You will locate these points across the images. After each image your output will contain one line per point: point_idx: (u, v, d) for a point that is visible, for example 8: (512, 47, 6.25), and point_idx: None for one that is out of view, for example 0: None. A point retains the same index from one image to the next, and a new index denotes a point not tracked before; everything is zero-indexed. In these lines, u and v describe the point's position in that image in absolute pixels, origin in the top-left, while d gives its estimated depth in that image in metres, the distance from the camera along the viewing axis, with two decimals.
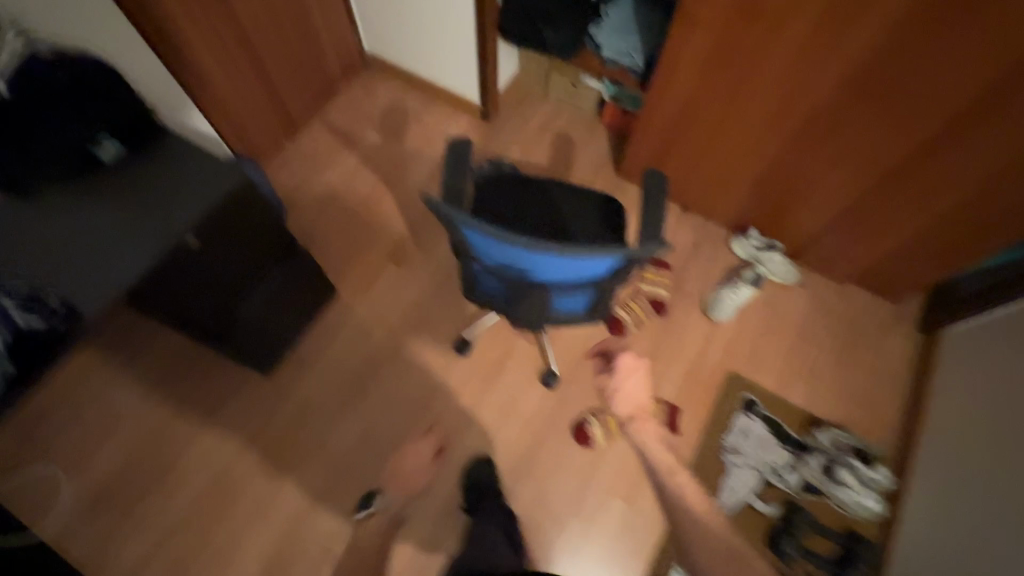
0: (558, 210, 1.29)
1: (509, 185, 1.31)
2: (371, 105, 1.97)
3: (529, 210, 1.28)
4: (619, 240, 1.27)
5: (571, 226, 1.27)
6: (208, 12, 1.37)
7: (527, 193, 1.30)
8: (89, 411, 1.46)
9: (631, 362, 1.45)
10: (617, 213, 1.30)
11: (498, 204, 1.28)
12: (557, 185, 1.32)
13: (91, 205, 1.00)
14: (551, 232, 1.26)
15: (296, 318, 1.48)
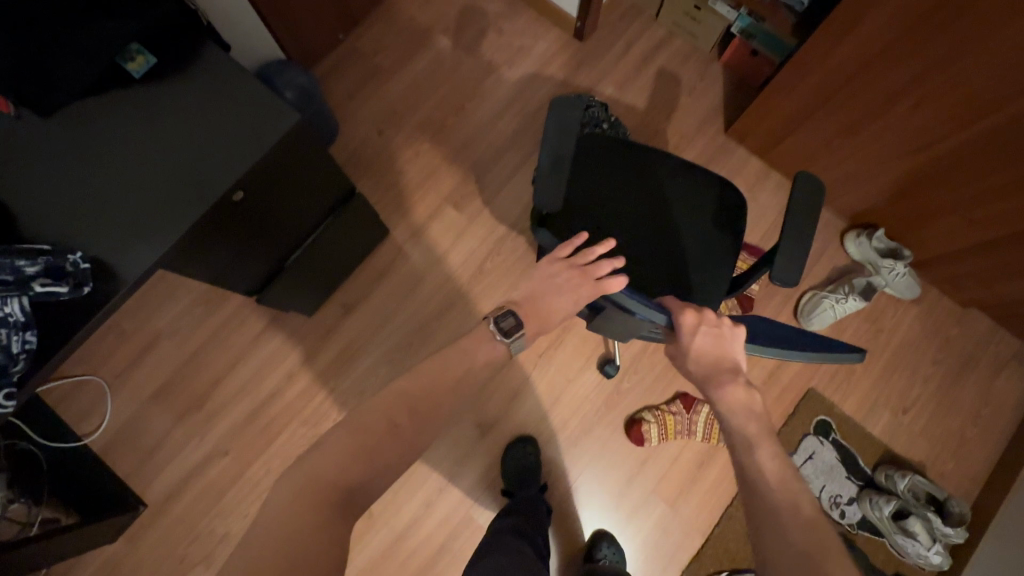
0: (667, 200, 1.05)
1: (615, 154, 1.05)
2: (444, 2, 1.63)
3: (633, 194, 1.04)
4: (735, 243, 1.03)
5: (680, 224, 1.04)
6: None
7: (630, 170, 1.05)
8: (131, 327, 1.41)
9: (691, 321, 0.78)
10: (736, 207, 1.05)
11: (597, 181, 1.04)
12: (670, 163, 1.06)
13: (119, 140, 0.83)
14: (654, 232, 1.04)
15: (344, 259, 1.35)
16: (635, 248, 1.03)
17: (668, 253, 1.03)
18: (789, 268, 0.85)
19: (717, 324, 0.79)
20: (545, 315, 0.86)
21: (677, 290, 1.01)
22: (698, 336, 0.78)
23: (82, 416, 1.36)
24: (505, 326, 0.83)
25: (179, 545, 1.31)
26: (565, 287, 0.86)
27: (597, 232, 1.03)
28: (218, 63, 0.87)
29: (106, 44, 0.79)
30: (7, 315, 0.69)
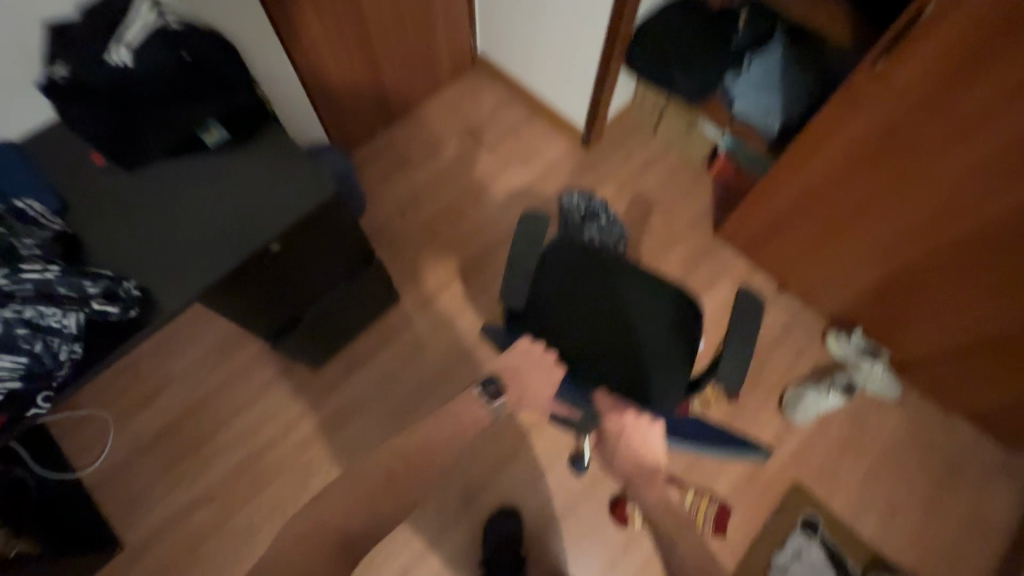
0: (627, 303, 1.15)
1: (580, 259, 1.17)
2: (472, 109, 1.91)
3: (594, 292, 1.15)
4: (691, 349, 1.11)
5: (639, 327, 1.13)
6: (334, 5, 1.35)
7: (592, 278, 1.16)
8: (147, 366, 1.49)
9: (615, 421, 0.91)
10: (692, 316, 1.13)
11: (564, 282, 1.15)
12: (631, 269, 1.17)
13: (188, 193, 0.99)
14: (612, 335, 1.13)
15: (356, 317, 1.46)
16: (596, 347, 1.13)
17: (627, 354, 1.12)
18: (736, 371, 0.96)
19: (639, 422, 0.88)
20: (525, 388, 0.91)
21: (633, 391, 1.09)
22: (619, 433, 0.90)
23: (83, 448, 1.41)
24: (490, 395, 0.87)
25: None
26: (539, 364, 0.92)
27: (561, 329, 1.13)
28: (279, 138, 1.05)
29: (185, 119, 0.97)
30: (63, 326, 0.78)
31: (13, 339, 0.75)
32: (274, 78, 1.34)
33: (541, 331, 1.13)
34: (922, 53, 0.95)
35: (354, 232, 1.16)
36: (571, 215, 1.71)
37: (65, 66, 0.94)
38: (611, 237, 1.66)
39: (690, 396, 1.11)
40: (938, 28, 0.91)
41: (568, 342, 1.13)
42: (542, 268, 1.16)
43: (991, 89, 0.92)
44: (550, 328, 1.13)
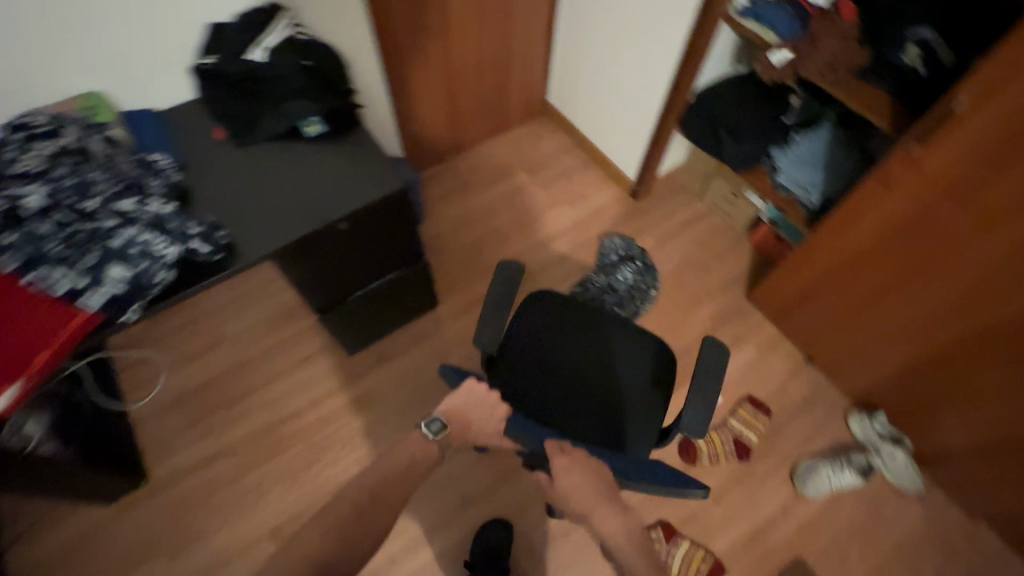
0: (602, 354, 1.19)
1: (556, 310, 1.22)
2: (534, 150, 2.08)
3: (571, 340, 1.20)
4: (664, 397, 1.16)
5: (613, 378, 1.17)
6: (431, 44, 1.57)
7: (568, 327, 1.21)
8: (204, 326, 1.66)
9: (563, 460, 0.92)
10: (668, 366, 1.19)
11: (539, 333, 1.20)
12: (606, 321, 1.23)
13: (281, 169, 1.16)
14: (586, 383, 1.17)
15: (396, 313, 1.59)
16: (570, 398, 1.16)
17: (600, 404, 1.15)
18: (698, 421, 0.98)
19: (583, 459, 0.94)
20: (469, 423, 1.02)
21: (606, 441, 1.12)
22: (565, 474, 0.91)
23: (136, 386, 1.57)
24: (435, 430, 0.99)
25: (160, 528, 1.39)
26: (482, 403, 1.02)
27: (536, 378, 1.17)
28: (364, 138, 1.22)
29: (294, 110, 1.17)
30: (164, 254, 0.92)
31: (129, 255, 0.90)
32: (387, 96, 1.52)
33: (516, 382, 1.17)
34: (952, 144, 1.03)
35: (403, 234, 1.30)
36: (605, 257, 1.82)
37: (213, 56, 1.21)
38: (643, 281, 1.76)
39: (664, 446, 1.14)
40: (965, 124, 0.99)
41: (542, 392, 1.16)
42: (518, 318, 1.22)
43: (1014, 184, 0.97)
44: (525, 378, 1.17)
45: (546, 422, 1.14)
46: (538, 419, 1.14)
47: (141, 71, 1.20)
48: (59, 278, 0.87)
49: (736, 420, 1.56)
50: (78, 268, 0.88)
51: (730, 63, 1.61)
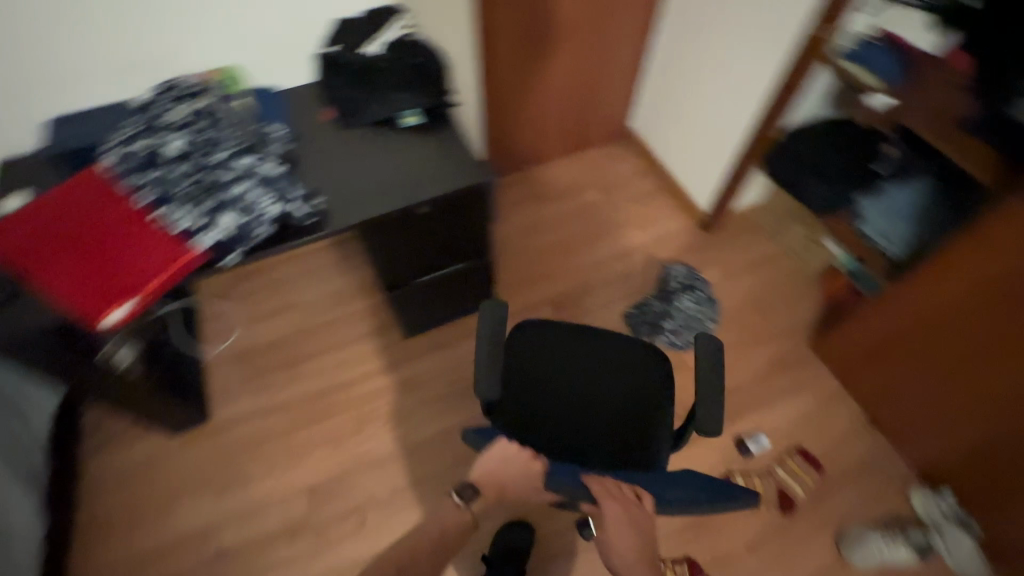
0: (598, 377, 1.19)
1: (543, 336, 1.23)
2: (610, 171, 2.12)
3: (565, 362, 1.21)
4: (670, 405, 1.17)
5: (613, 398, 1.17)
6: (529, 57, 1.65)
7: (560, 347, 1.22)
8: (281, 290, 1.79)
9: (614, 509, 0.84)
10: (665, 374, 1.19)
11: (532, 366, 1.20)
12: (595, 338, 1.23)
13: (377, 152, 1.26)
14: (589, 404, 1.17)
15: (457, 304, 1.65)
16: (578, 428, 1.16)
17: (607, 425, 1.15)
18: (713, 418, 0.97)
19: (631, 502, 0.87)
20: (502, 485, 0.96)
21: (624, 461, 1.13)
22: (619, 527, 0.83)
23: (213, 335, 1.71)
24: (468, 498, 0.97)
25: (214, 465, 1.50)
26: (513, 463, 0.97)
27: (538, 414, 1.17)
28: (455, 134, 1.31)
29: (399, 99, 1.28)
30: (267, 211, 1.02)
31: (240, 205, 1.01)
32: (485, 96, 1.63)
33: (520, 423, 1.16)
34: None
35: (475, 228, 1.36)
36: (668, 283, 1.79)
37: (338, 46, 1.35)
38: (702, 311, 1.73)
39: (682, 446, 1.14)
40: None
41: (549, 427, 1.16)
42: (511, 351, 1.22)
43: None
44: (526, 418, 1.16)
45: (560, 458, 1.14)
46: (553, 456, 1.14)
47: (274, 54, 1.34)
48: (181, 216, 0.98)
49: (783, 469, 1.49)
50: (198, 210, 0.98)
51: (825, 105, 1.59)
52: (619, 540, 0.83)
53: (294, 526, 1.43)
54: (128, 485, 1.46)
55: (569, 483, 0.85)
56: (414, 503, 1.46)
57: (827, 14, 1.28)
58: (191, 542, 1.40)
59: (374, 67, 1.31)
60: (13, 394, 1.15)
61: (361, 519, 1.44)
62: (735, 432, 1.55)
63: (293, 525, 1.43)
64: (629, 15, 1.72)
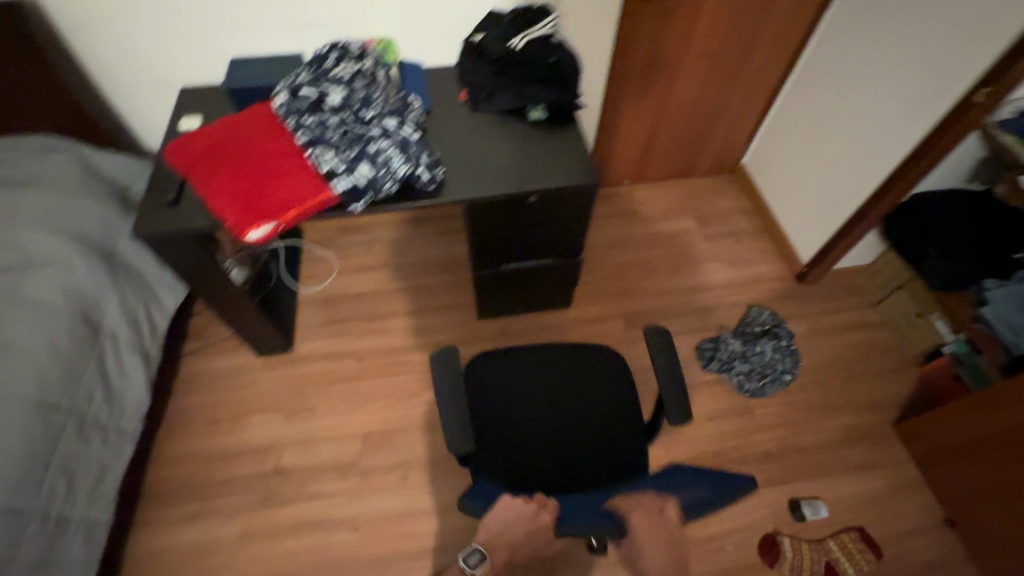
0: (559, 395, 1.21)
1: (497, 366, 1.24)
2: (710, 203, 2.08)
3: (529, 389, 1.22)
4: (632, 408, 1.19)
5: (578, 412, 1.19)
6: (656, 76, 1.68)
7: (522, 370, 1.23)
8: (374, 250, 1.91)
9: (642, 519, 0.87)
10: (624, 377, 1.23)
11: (492, 402, 1.19)
12: (545, 353, 1.25)
13: (498, 139, 1.34)
14: (558, 426, 1.18)
15: (534, 298, 1.70)
16: (555, 452, 1.15)
17: (584, 439, 1.16)
18: (678, 406, 1.00)
19: (656, 513, 0.87)
20: (507, 539, 0.95)
21: (613, 468, 1.14)
22: (648, 539, 0.87)
23: (307, 276, 1.85)
24: (477, 562, 0.94)
25: (287, 391, 1.63)
26: (521, 518, 0.92)
27: (511, 451, 1.15)
28: (575, 133, 1.36)
29: (530, 94, 1.33)
30: (397, 170, 1.10)
31: (377, 161, 1.09)
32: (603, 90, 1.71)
33: (498, 466, 1.13)
34: None
35: (573, 226, 1.40)
36: (748, 325, 1.72)
37: (481, 34, 1.39)
38: (782, 361, 1.65)
39: (654, 436, 1.18)
40: None
41: (528, 462, 1.14)
42: (471, 385, 1.22)
43: None
44: (503, 459, 1.13)
45: (550, 490, 1.12)
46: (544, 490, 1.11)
47: (426, 36, 1.44)
48: (326, 160, 1.08)
49: (837, 544, 1.41)
50: (341, 156, 1.08)
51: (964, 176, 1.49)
52: (647, 549, 0.87)
53: (344, 465, 1.51)
54: (212, 390, 1.60)
55: (593, 517, 0.87)
56: (457, 474, 1.52)
57: (987, 79, 1.21)
58: (253, 454, 1.51)
59: (511, 60, 1.36)
60: (148, 285, 1.39)
61: (404, 475, 1.51)
62: (791, 493, 1.48)
63: (344, 464, 1.51)
64: (769, 51, 1.70)
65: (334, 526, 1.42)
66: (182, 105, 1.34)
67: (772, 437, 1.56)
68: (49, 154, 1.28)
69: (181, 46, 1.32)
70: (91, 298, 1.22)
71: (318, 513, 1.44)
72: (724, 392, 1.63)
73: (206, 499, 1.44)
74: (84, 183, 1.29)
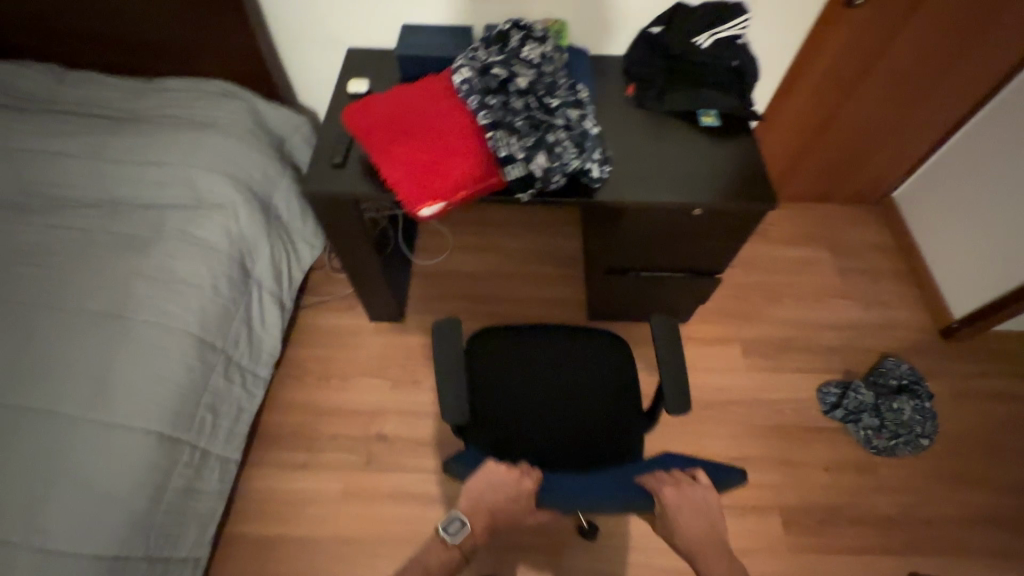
0: (561, 375, 1.18)
1: (503, 335, 1.21)
2: (850, 234, 1.90)
3: (530, 366, 1.18)
4: (632, 395, 1.16)
5: (579, 394, 1.16)
6: (828, 91, 1.55)
7: (525, 347, 1.19)
8: (489, 231, 1.89)
9: (672, 492, 0.80)
10: (628, 364, 1.19)
11: (493, 375, 1.16)
12: (552, 334, 1.21)
13: (666, 142, 1.26)
14: (556, 405, 1.15)
15: (653, 310, 1.62)
16: (553, 430, 1.12)
17: (578, 422, 1.14)
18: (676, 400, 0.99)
19: (685, 482, 0.83)
20: (492, 511, 0.87)
21: (601, 455, 1.11)
22: (688, 510, 0.80)
23: (423, 248, 1.85)
24: (455, 530, 0.85)
25: (392, 358, 1.65)
26: (504, 486, 0.87)
27: (506, 421, 1.12)
28: (749, 146, 1.25)
29: (709, 99, 1.24)
30: (569, 164, 1.06)
31: (554, 151, 1.05)
32: (769, 96, 1.59)
33: (489, 434, 1.11)
34: None
35: (724, 247, 1.30)
36: (884, 377, 1.58)
37: (661, 27, 1.30)
38: (918, 423, 1.51)
39: (654, 425, 1.15)
40: None
41: (519, 433, 1.12)
42: (473, 356, 1.18)
43: None
44: (497, 433, 1.11)
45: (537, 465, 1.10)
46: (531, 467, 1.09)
47: (600, 22, 1.36)
48: (503, 143, 1.03)
49: None
50: (519, 142, 1.03)
51: None
52: (685, 523, 0.80)
53: (444, 443, 1.52)
54: (325, 347, 1.65)
55: (599, 495, 0.79)
56: None
57: None
58: (361, 416, 1.55)
59: (691, 59, 1.26)
60: (293, 237, 1.43)
61: None
62: (912, 567, 1.37)
63: (443, 442, 1.52)
64: (970, 86, 1.50)
65: (431, 503, 1.44)
66: (349, 66, 1.34)
67: (895, 501, 1.44)
68: (228, 99, 1.33)
69: (358, 6, 1.31)
70: (249, 245, 1.27)
71: (416, 484, 1.46)
72: (846, 443, 1.51)
73: (312, 451, 1.49)
74: (255, 131, 1.34)
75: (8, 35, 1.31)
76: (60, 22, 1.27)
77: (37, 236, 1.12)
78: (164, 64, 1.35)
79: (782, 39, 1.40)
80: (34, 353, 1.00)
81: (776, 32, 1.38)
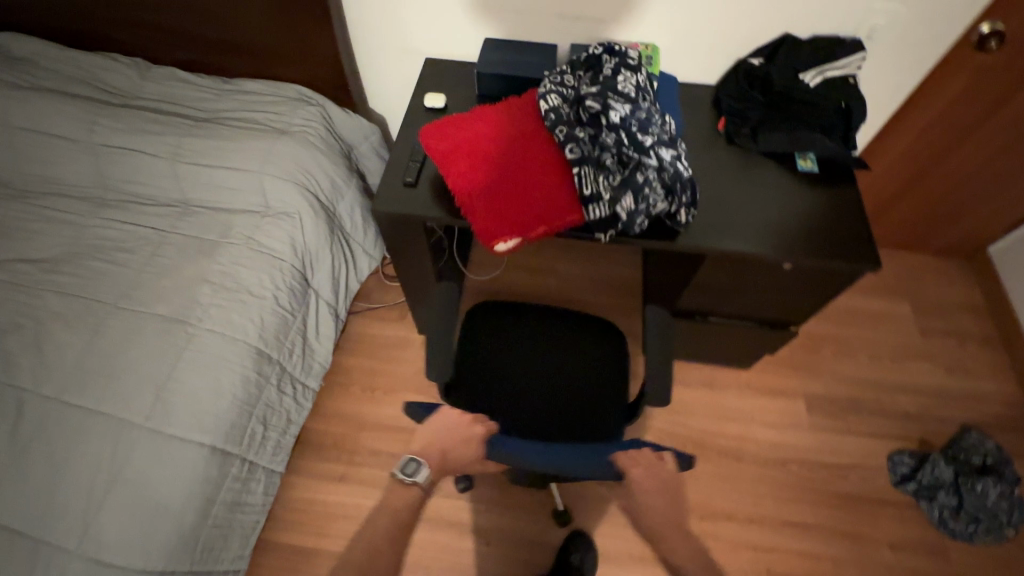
0: (556, 360, 1.12)
1: (498, 304, 1.18)
2: (936, 291, 1.75)
3: (523, 347, 1.13)
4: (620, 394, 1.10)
5: (567, 384, 1.11)
6: (930, 135, 1.42)
7: (520, 325, 1.15)
8: (546, 253, 1.83)
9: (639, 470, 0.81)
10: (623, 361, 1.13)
11: (485, 348, 1.13)
12: (550, 318, 1.16)
13: (757, 183, 1.16)
14: (542, 391, 1.10)
15: (715, 354, 1.53)
16: (533, 414, 1.08)
17: (563, 404, 1.09)
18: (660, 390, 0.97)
19: (654, 465, 0.82)
20: (446, 454, 0.89)
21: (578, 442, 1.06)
22: (650, 491, 0.85)
23: (478, 264, 1.81)
24: (412, 471, 0.88)
25: None
26: (458, 429, 0.90)
27: (490, 390, 1.10)
28: (850, 199, 1.15)
29: (809, 142, 1.14)
30: (655, 207, 0.98)
31: (642, 192, 0.95)
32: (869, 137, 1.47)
33: (472, 400, 1.09)
34: None
35: (808, 303, 1.20)
36: (966, 454, 1.44)
37: (761, 58, 1.22)
38: (1002, 508, 1.36)
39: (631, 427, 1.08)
40: None
41: (503, 406, 1.09)
42: (469, 327, 1.15)
43: None
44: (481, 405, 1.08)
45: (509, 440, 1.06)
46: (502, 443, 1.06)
47: (694, 50, 1.26)
48: (588, 180, 0.98)
49: None
50: (604, 182, 0.97)
51: None
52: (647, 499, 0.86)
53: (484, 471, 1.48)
54: (370, 358, 1.63)
55: (568, 458, 0.78)
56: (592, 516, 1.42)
57: None
58: (401, 433, 1.52)
59: (793, 96, 1.17)
60: (354, 248, 1.41)
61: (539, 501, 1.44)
62: None
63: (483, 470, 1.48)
64: None
65: (464, 529, 1.39)
66: (425, 80, 1.30)
67: None
68: (304, 105, 1.31)
69: (440, 18, 1.26)
70: (313, 257, 1.26)
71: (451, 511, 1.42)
72: (914, 520, 1.40)
73: (350, 464, 1.47)
74: (327, 139, 1.31)
75: (95, 28, 1.32)
76: (143, 17, 1.27)
77: (112, 233, 1.13)
78: (243, 64, 1.34)
79: (896, 79, 1.27)
80: (102, 354, 1.00)
81: (889, 72, 1.25)
